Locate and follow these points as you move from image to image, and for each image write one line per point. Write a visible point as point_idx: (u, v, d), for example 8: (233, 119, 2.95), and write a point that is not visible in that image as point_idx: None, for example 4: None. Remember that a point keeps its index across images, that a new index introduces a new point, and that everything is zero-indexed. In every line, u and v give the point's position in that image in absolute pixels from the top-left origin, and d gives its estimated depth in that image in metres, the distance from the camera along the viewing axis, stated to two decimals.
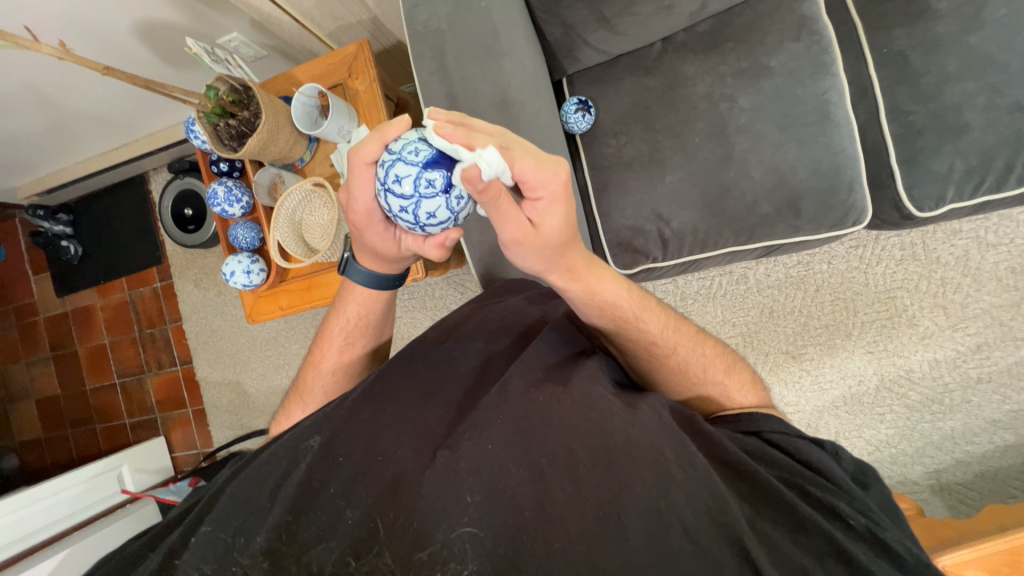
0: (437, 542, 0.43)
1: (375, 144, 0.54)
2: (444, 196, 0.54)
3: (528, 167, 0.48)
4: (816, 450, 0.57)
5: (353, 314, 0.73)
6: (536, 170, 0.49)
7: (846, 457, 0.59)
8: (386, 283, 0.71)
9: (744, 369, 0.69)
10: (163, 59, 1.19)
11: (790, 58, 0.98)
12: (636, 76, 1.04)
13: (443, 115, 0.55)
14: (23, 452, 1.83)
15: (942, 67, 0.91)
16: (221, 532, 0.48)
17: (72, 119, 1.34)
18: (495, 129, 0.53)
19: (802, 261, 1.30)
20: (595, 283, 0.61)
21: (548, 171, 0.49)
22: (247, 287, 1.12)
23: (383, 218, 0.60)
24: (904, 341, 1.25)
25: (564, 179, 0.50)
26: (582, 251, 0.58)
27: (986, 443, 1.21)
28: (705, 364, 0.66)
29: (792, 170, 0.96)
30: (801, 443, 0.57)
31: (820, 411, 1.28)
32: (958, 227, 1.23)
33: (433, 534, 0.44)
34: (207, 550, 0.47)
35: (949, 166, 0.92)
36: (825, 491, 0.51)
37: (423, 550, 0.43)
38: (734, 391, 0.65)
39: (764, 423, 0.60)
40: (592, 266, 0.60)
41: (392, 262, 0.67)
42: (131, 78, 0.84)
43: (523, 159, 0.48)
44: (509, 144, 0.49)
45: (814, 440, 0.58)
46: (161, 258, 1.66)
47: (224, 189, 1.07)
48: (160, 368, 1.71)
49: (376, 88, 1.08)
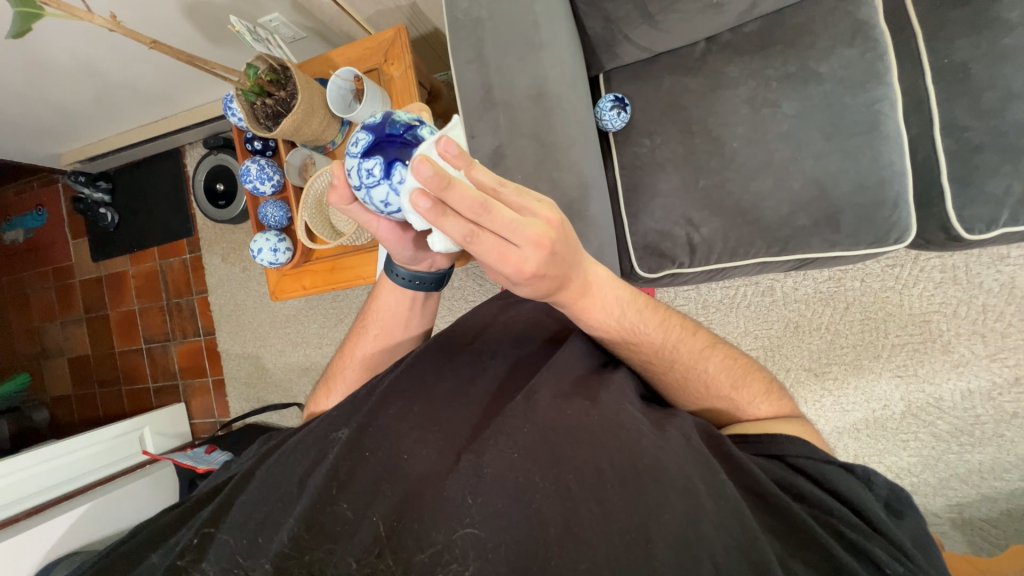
0: (439, 543, 0.43)
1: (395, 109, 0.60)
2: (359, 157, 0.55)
3: (487, 261, 0.43)
4: (845, 476, 0.53)
5: (382, 307, 0.75)
6: (498, 261, 0.43)
7: (880, 483, 0.54)
8: (411, 280, 0.71)
9: (756, 379, 0.63)
10: (206, 35, 1.21)
11: (841, 65, 0.93)
12: (676, 76, 1.01)
13: (428, 169, 0.37)
14: (53, 406, 1.92)
15: (1006, 82, 0.86)
16: (254, 515, 0.50)
17: (116, 91, 1.38)
18: (473, 203, 0.39)
19: (834, 277, 1.26)
20: (584, 306, 0.56)
21: (511, 264, 0.44)
22: (273, 265, 1.14)
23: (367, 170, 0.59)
24: (936, 367, 1.19)
25: (528, 272, 0.44)
26: (574, 276, 0.52)
27: (1017, 481, 1.16)
28: (709, 380, 0.61)
29: (834, 182, 0.92)
30: (831, 469, 0.53)
31: (840, 432, 1.25)
32: (1007, 252, 1.17)
33: (434, 535, 0.44)
34: (241, 531, 0.49)
35: (1004, 188, 0.87)
36: (862, 535, 0.48)
37: (424, 551, 0.43)
38: (743, 405, 0.61)
39: (788, 446, 0.54)
40: (584, 290, 0.54)
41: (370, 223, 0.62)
42: (176, 52, 0.85)
43: (483, 255, 0.43)
44: (476, 237, 0.41)
45: (843, 464, 0.54)
46: (192, 231, 1.71)
47: (258, 166, 1.09)
48: (184, 337, 1.76)
49: (411, 75, 1.08)
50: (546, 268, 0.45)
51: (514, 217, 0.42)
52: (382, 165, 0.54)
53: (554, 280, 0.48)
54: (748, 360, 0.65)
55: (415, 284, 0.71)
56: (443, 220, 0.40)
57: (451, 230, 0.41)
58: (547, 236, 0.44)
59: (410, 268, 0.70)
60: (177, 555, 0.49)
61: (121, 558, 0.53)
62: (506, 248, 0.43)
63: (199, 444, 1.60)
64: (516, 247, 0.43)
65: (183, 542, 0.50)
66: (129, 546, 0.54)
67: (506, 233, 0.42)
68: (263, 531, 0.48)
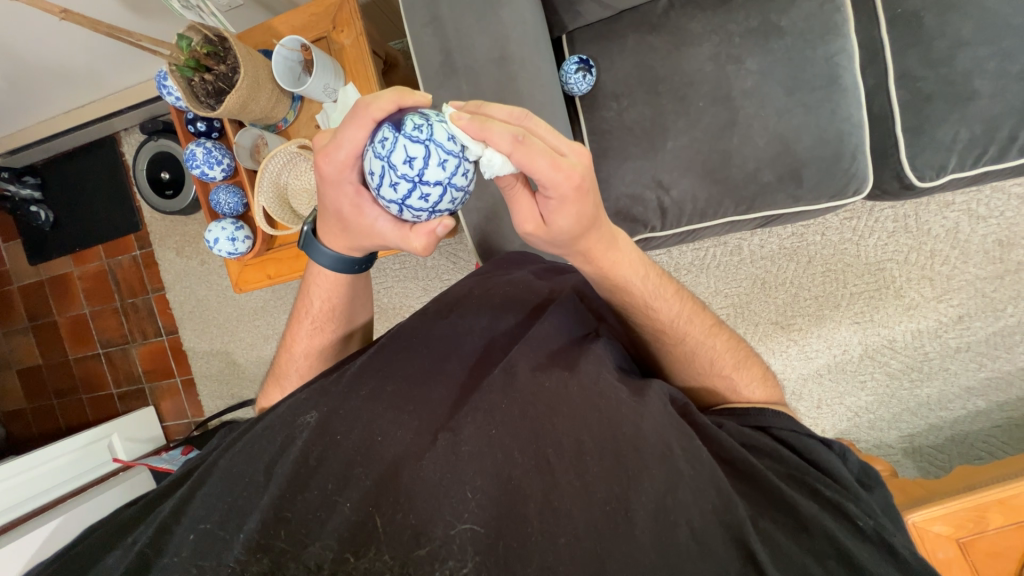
0: (437, 538, 0.42)
1: (390, 103, 0.50)
2: (401, 203, 0.52)
3: (540, 167, 0.45)
4: (822, 448, 0.54)
5: (318, 301, 0.70)
6: (550, 170, 0.45)
7: (853, 459, 0.55)
8: (354, 266, 0.67)
9: (756, 365, 0.64)
10: (126, 4, 1.09)
11: (801, 17, 0.94)
12: (640, 34, 0.99)
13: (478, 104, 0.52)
14: (9, 423, 1.80)
15: (956, 30, 0.89)
16: (205, 525, 0.47)
17: (31, 72, 1.24)
18: (514, 114, 0.49)
19: (796, 233, 1.31)
20: (608, 265, 0.57)
21: (562, 172, 0.45)
22: (232, 255, 1.08)
23: (355, 180, 0.55)
24: (890, 311, 1.27)
25: (577, 181, 0.46)
26: (606, 224, 0.54)
27: (960, 408, 1.26)
28: (714, 357, 0.62)
29: (797, 138, 0.93)
30: (811, 442, 0.54)
31: (805, 378, 1.32)
32: (951, 199, 1.24)
33: (432, 530, 0.42)
34: (196, 553, 0.45)
35: (953, 135, 0.90)
36: (834, 491, 0.48)
37: (423, 546, 0.41)
38: (740, 386, 0.62)
39: (775, 420, 0.56)
40: (610, 244, 0.56)
41: (353, 244, 0.63)
42: (93, 23, 0.76)
43: (536, 158, 0.44)
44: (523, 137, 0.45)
45: (823, 440, 0.55)
46: (139, 225, 1.59)
47: (204, 150, 1.01)
48: (145, 338, 1.67)
49: (363, 42, 1.01)
50: (590, 186, 0.47)
51: (554, 133, 0.48)
52: (410, 187, 0.51)
53: (587, 218, 0.50)
54: (746, 348, 0.65)
55: (357, 269, 0.68)
56: (488, 129, 0.46)
57: (500, 130, 0.45)
58: (587, 155, 0.48)
59: (353, 257, 0.66)
60: (137, 555, 0.47)
61: (77, 561, 0.51)
62: (556, 159, 0.45)
63: (174, 446, 1.53)
64: (564, 157, 0.46)
65: (142, 541, 0.48)
66: (85, 547, 0.51)
67: (552, 142, 0.47)
68: (230, 523, 0.46)
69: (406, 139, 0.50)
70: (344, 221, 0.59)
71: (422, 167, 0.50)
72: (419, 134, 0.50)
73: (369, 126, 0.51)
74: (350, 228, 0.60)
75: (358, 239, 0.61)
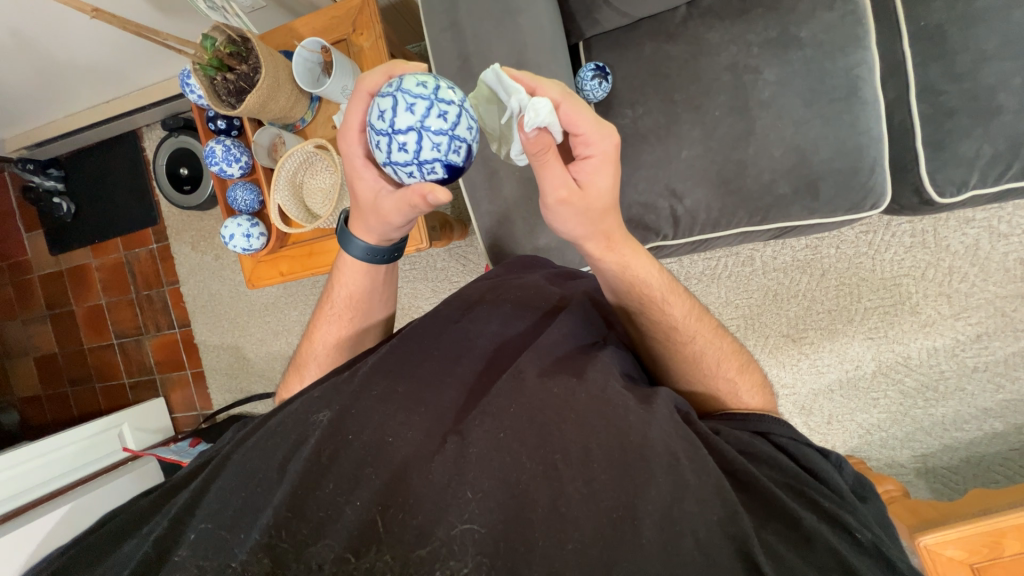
0: (438, 539, 0.42)
1: (381, 76, 0.55)
2: (416, 162, 0.53)
3: (586, 118, 0.50)
4: (819, 458, 0.54)
5: (341, 289, 0.72)
6: (593, 127, 0.51)
7: (847, 470, 0.55)
8: (385, 256, 0.70)
9: (755, 371, 0.64)
10: (153, 4, 1.12)
11: (821, 28, 0.93)
12: (658, 43, 0.99)
13: None
14: (24, 408, 1.84)
15: (980, 44, 0.87)
16: (216, 522, 0.47)
17: (60, 68, 1.28)
18: None
19: (810, 245, 1.29)
20: (629, 256, 0.59)
21: (603, 131, 0.51)
22: (247, 251, 1.09)
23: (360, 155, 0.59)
24: (905, 327, 1.25)
25: (614, 143, 0.51)
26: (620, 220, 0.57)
27: (976, 430, 1.23)
28: (720, 358, 0.62)
29: (814, 149, 0.92)
30: (807, 450, 0.54)
31: (815, 393, 1.30)
32: (971, 215, 1.21)
33: (434, 531, 0.42)
34: (207, 546, 0.46)
35: (976, 151, 0.89)
36: (831, 502, 0.48)
37: (424, 547, 0.42)
38: (742, 391, 0.61)
39: (773, 427, 0.56)
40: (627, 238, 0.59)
41: (362, 225, 0.65)
42: (122, 22, 0.78)
43: (583, 112, 0.50)
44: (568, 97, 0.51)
45: (818, 448, 0.55)
46: (157, 219, 1.63)
47: (223, 147, 1.03)
48: (158, 330, 1.70)
49: (382, 45, 1.03)
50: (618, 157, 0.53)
51: None
52: (417, 142, 0.52)
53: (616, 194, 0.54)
54: (747, 355, 0.65)
55: (381, 259, 0.70)
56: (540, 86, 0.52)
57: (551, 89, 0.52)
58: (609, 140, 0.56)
59: (381, 246, 0.68)
60: (152, 546, 0.48)
61: (90, 549, 0.52)
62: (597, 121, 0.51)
63: (182, 438, 1.55)
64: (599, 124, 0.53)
65: (158, 531, 0.49)
66: (102, 537, 0.52)
67: None
68: (240, 519, 0.47)
69: (402, 97, 0.52)
70: (354, 199, 0.63)
71: (393, 117, 0.52)
72: (412, 88, 0.52)
73: (366, 99, 0.57)
74: (359, 206, 0.63)
75: (365, 217, 0.64)
